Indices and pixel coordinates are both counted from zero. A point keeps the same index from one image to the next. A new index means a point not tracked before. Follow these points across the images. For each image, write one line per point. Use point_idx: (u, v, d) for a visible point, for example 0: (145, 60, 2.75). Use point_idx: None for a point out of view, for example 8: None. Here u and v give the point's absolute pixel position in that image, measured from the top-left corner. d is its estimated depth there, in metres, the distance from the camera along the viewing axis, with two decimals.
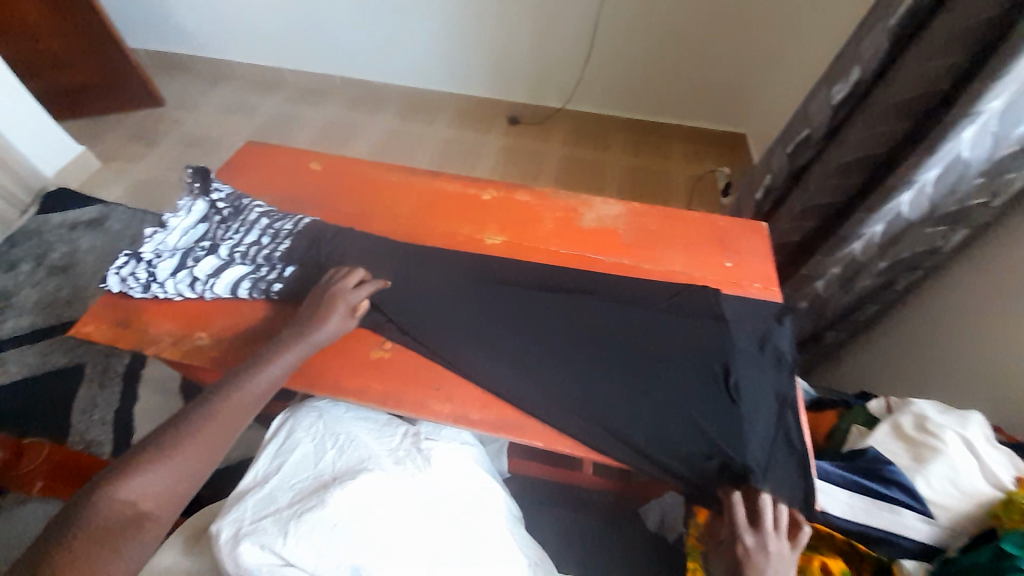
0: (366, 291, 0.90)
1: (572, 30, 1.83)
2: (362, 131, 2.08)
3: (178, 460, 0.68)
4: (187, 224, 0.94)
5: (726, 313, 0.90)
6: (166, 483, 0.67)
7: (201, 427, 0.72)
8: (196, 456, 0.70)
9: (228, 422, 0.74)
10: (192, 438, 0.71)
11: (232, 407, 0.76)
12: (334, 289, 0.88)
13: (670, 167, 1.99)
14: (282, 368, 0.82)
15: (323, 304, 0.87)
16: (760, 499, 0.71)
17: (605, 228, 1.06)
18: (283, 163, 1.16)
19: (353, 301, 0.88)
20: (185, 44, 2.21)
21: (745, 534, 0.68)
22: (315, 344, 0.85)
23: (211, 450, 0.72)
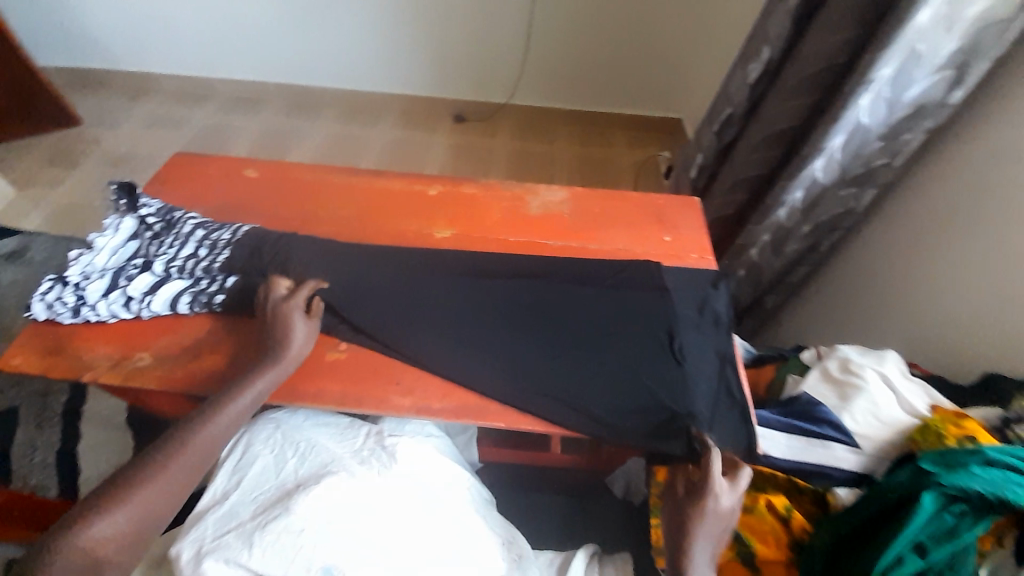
0: (304, 295, 0.86)
1: (509, 26, 1.92)
2: (302, 136, 2.06)
3: (142, 498, 0.64)
4: (116, 243, 0.91)
5: (668, 283, 0.93)
6: (129, 525, 0.62)
7: (167, 461, 0.68)
8: (161, 493, 0.66)
9: (197, 455, 0.70)
10: (158, 473, 0.67)
11: (203, 439, 0.71)
12: (282, 301, 0.85)
13: (615, 154, 2.07)
14: (263, 386, 0.78)
15: (281, 319, 0.83)
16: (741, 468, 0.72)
17: (551, 214, 1.07)
18: (217, 172, 1.11)
19: (302, 304, 0.85)
20: (104, 62, 2.14)
21: (719, 490, 0.70)
22: (295, 360, 0.82)
23: (178, 484, 0.67)
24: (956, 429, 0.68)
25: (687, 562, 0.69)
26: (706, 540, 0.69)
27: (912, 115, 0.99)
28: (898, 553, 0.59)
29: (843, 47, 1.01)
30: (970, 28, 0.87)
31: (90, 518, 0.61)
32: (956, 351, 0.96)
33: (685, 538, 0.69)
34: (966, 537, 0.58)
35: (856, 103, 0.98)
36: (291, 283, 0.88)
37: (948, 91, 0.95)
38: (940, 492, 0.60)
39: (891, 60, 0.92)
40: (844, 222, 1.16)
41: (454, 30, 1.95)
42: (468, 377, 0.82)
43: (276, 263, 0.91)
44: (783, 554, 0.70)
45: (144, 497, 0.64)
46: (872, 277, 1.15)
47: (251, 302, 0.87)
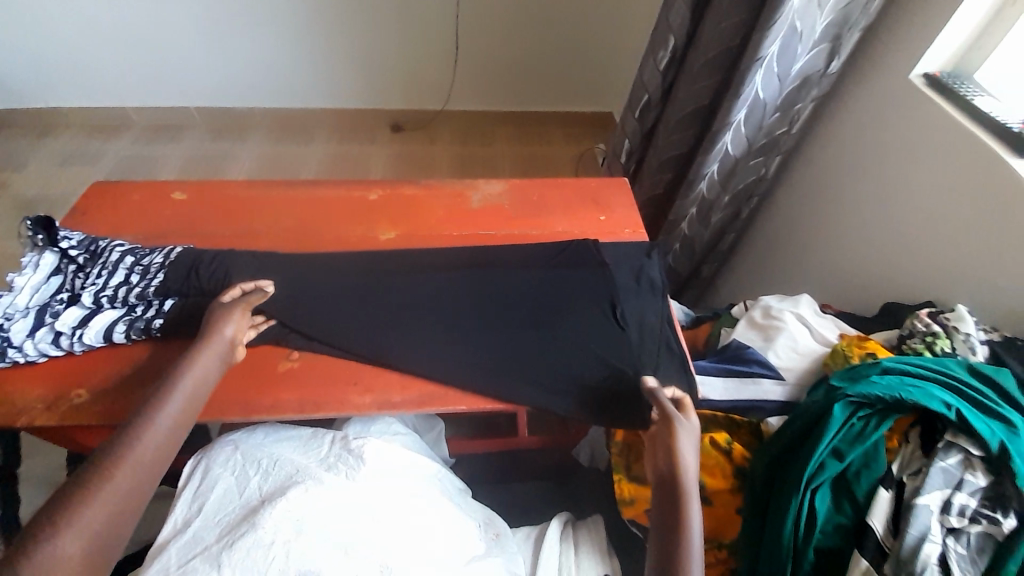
0: (230, 295, 0.86)
1: (435, 33, 1.96)
2: (235, 160, 2.00)
3: (85, 523, 0.62)
4: (37, 281, 0.86)
5: (606, 258, 0.99)
6: (79, 550, 0.60)
7: (106, 482, 0.65)
8: (110, 511, 0.64)
9: (136, 471, 0.67)
10: (101, 491, 0.64)
11: (145, 449, 0.69)
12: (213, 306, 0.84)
13: (553, 150, 2.16)
14: (200, 374, 0.77)
15: (217, 314, 0.83)
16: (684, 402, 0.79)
17: (491, 206, 1.11)
18: (142, 199, 1.07)
19: (242, 289, 0.87)
20: (2, 99, 2.00)
21: (688, 412, 0.77)
22: (226, 343, 0.81)
23: (125, 503, 0.65)
24: (859, 349, 0.79)
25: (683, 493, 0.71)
26: (691, 465, 0.73)
27: (800, 86, 1.11)
28: (820, 460, 0.68)
29: (736, 30, 1.12)
30: (837, 6, 0.99)
31: (35, 551, 0.58)
32: (860, 289, 1.09)
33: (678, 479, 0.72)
34: (872, 437, 0.67)
35: (752, 79, 1.08)
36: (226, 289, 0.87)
37: (827, 62, 1.07)
38: (847, 401, 0.69)
39: (776, 37, 1.02)
40: (757, 188, 1.28)
41: (381, 40, 1.96)
42: (423, 366, 0.85)
43: (216, 282, 0.90)
44: (727, 482, 0.78)
45: (88, 522, 0.62)
46: (788, 235, 1.28)
47: (192, 323, 0.85)
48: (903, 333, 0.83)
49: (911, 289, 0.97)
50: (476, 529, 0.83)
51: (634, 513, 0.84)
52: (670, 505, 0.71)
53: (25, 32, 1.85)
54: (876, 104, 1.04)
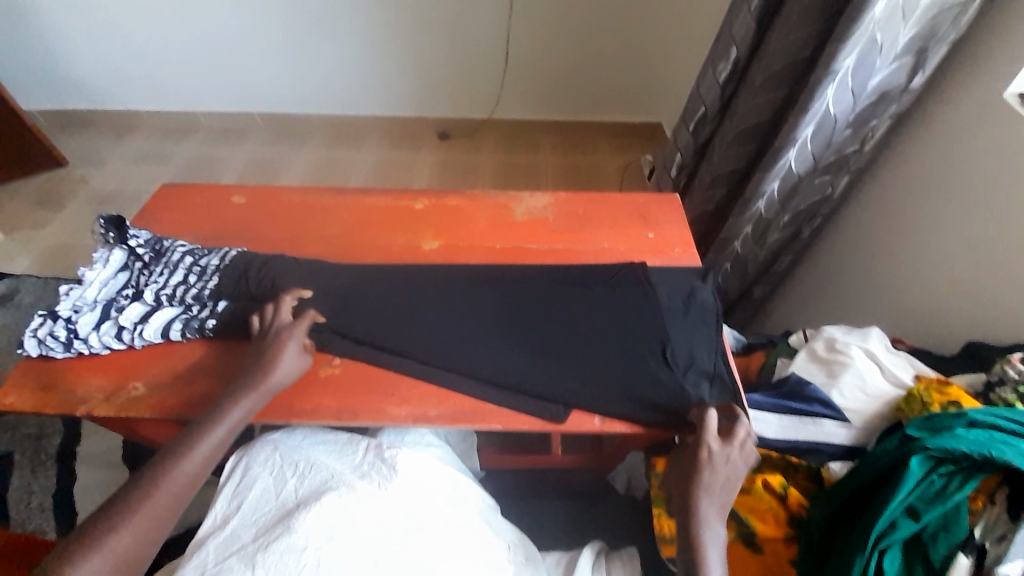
0: (305, 325, 0.87)
1: (486, 43, 1.97)
2: (291, 163, 2.11)
3: (118, 543, 0.65)
4: (106, 276, 0.93)
5: (650, 278, 0.97)
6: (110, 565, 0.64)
7: (141, 505, 0.68)
8: (142, 529, 0.67)
9: (181, 487, 0.72)
10: (139, 509, 0.68)
11: (180, 477, 0.72)
12: (282, 336, 0.85)
13: (598, 161, 2.13)
14: (229, 429, 0.77)
15: (270, 350, 0.84)
16: (707, 419, 0.77)
17: (535, 219, 1.10)
18: (204, 200, 1.13)
19: (301, 334, 0.86)
20: (87, 101, 2.17)
21: (706, 435, 0.76)
22: (271, 390, 0.82)
23: (162, 514, 0.69)
24: (938, 395, 0.76)
25: (698, 526, 0.73)
26: (709, 499, 0.74)
27: (876, 102, 1.02)
28: (890, 519, 0.64)
29: (808, 41, 1.05)
30: (924, 17, 0.91)
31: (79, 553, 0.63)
32: (933, 324, 1.00)
33: (694, 530, 0.72)
34: (954, 497, 0.63)
35: (822, 94, 1.01)
36: (289, 303, 0.89)
37: (909, 77, 0.99)
38: (926, 455, 0.65)
39: (852, 50, 0.95)
40: (821, 208, 1.20)
41: (435, 51, 2.00)
42: (463, 377, 0.86)
43: (276, 321, 0.87)
44: (781, 530, 0.77)
45: (119, 541, 0.65)
46: (850, 262, 1.19)
47: (241, 324, 0.89)
48: (991, 380, 0.77)
49: (995, 328, 0.89)
50: (505, 551, 0.79)
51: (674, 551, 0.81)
52: (685, 542, 0.72)
53: (112, 40, 2.00)
54: (963, 124, 0.95)
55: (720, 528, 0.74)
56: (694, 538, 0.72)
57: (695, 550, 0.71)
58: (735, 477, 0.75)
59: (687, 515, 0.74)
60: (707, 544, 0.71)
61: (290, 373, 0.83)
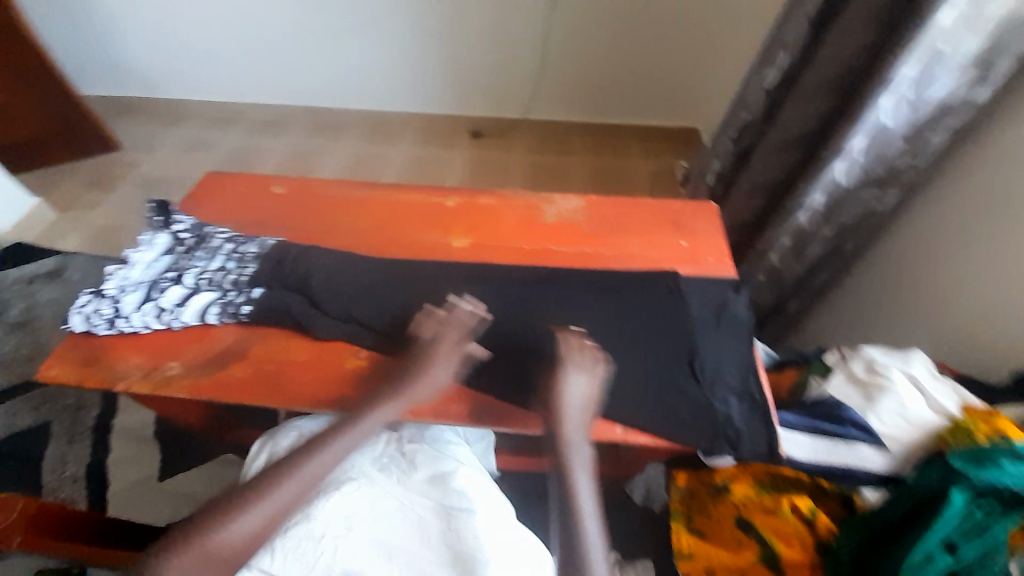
0: (460, 343, 0.87)
1: (524, 42, 1.97)
2: (327, 155, 2.16)
3: (250, 519, 0.69)
4: (151, 258, 0.96)
5: (681, 285, 0.95)
6: (237, 542, 0.68)
7: (273, 489, 0.72)
8: (273, 511, 0.71)
9: (311, 475, 0.75)
10: (273, 492, 0.72)
11: (313, 468, 0.76)
12: (435, 350, 0.85)
13: (629, 164, 2.10)
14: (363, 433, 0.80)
15: (424, 360, 0.85)
16: (565, 349, 0.83)
17: (566, 222, 1.09)
18: (246, 188, 1.16)
19: (457, 349, 0.86)
20: (141, 89, 2.27)
21: (564, 361, 0.81)
22: (416, 401, 0.83)
23: (290, 498, 0.73)
24: (986, 426, 0.73)
25: (564, 448, 0.76)
26: (571, 419, 0.78)
27: (935, 115, 0.97)
28: (927, 550, 0.64)
29: (863, 49, 1.01)
30: (996, 25, 0.86)
31: (215, 527, 0.67)
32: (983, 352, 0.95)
33: (559, 449, 0.76)
34: (997, 532, 0.63)
35: (876, 105, 0.96)
36: (446, 316, 0.89)
37: (973, 89, 0.93)
38: (970, 488, 0.65)
39: (914, 59, 0.90)
40: (867, 224, 1.14)
41: (474, 49, 2.00)
42: (486, 377, 0.86)
43: (435, 334, 0.87)
44: (807, 556, 0.73)
45: (246, 521, 0.69)
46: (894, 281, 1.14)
47: (276, 311, 0.92)
48: None
49: None
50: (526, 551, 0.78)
51: (691, 570, 0.80)
52: (557, 464, 0.76)
53: (166, 32, 2.07)
54: None
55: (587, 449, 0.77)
56: (562, 456, 0.76)
57: (564, 470, 0.75)
58: (591, 395, 0.80)
59: (555, 437, 0.77)
60: (573, 464, 0.75)
61: (433, 388, 0.84)
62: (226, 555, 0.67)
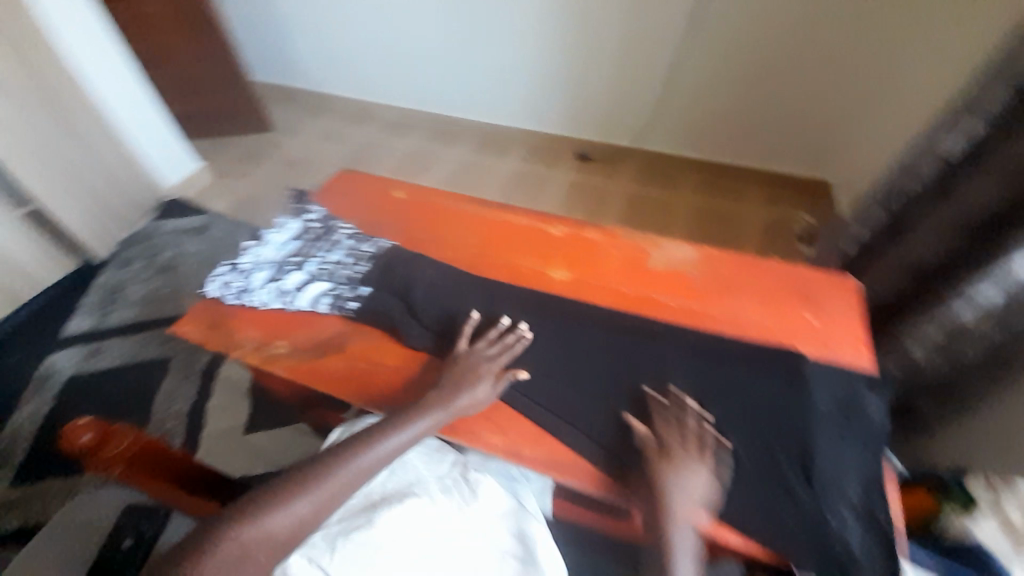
0: (502, 359, 0.88)
1: (652, 73, 1.94)
2: (439, 160, 2.29)
3: (300, 505, 0.69)
4: (282, 240, 1.07)
5: (807, 368, 0.84)
6: (284, 525, 0.67)
7: (323, 479, 0.73)
8: (318, 503, 0.71)
9: (357, 472, 0.75)
10: (321, 484, 0.72)
11: (360, 466, 0.76)
12: (477, 362, 0.88)
13: (743, 211, 2.01)
14: (409, 437, 0.80)
15: (466, 372, 0.86)
16: (658, 388, 0.83)
17: (676, 272, 1.02)
18: (371, 188, 1.25)
19: (498, 366, 0.88)
20: (298, 82, 2.59)
21: (657, 398, 0.82)
22: (460, 412, 0.84)
23: (336, 494, 0.73)
24: None
25: (667, 498, 0.71)
26: (679, 465, 0.73)
27: None
28: None
29: None
30: None
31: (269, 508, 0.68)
32: None
33: (661, 495, 0.71)
34: None
35: None
36: (493, 335, 0.91)
37: None
38: None
39: None
40: None
41: (601, 75, 2.01)
42: (562, 424, 0.83)
43: (478, 350, 0.89)
44: None
45: (298, 506, 0.69)
46: None
47: (380, 312, 0.97)
48: None
49: None
50: None
51: None
52: (653, 514, 0.71)
53: (326, 34, 2.32)
54: None
55: (697, 504, 0.71)
56: (663, 504, 0.70)
57: (662, 521, 0.69)
58: (694, 440, 0.76)
59: (654, 482, 0.72)
60: (675, 517, 0.69)
61: (474, 402, 0.85)
62: (276, 540, 0.66)
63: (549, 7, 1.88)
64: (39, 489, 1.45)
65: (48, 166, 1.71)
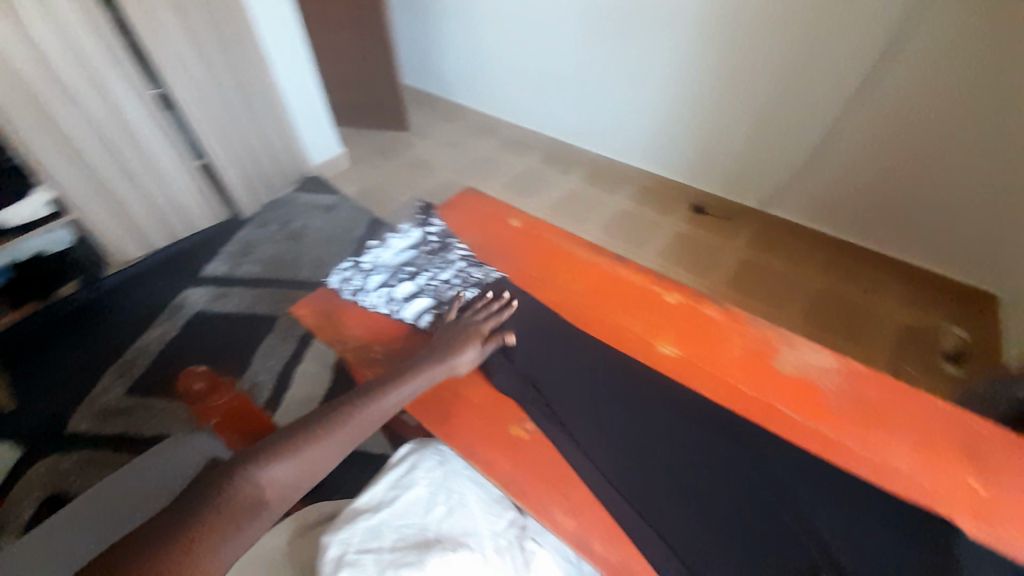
0: (489, 326, 0.96)
1: (795, 139, 1.80)
2: (550, 185, 2.31)
3: (304, 460, 0.75)
4: (401, 247, 1.15)
5: (963, 555, 0.69)
6: (291, 475, 0.73)
7: (322, 435, 0.78)
8: (316, 459, 0.76)
9: (355, 428, 0.80)
10: (318, 441, 0.77)
11: (357, 420, 0.81)
12: (469, 327, 0.95)
13: (880, 308, 1.76)
14: (406, 394, 0.86)
15: (460, 336, 0.93)
16: None
17: (807, 380, 0.88)
18: (490, 212, 1.27)
19: (485, 330, 0.95)
20: (440, 90, 2.78)
21: None
22: (455, 371, 0.91)
23: (332, 450, 0.78)
24: None
25: None
26: None
27: None
28: None
29: None
30: None
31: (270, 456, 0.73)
32: None
33: None
34: None
35: None
36: (480, 304, 1.00)
37: None
38: None
39: None
40: None
41: (737, 131, 1.91)
42: (639, 521, 0.75)
43: (468, 317, 0.97)
44: None
45: (304, 460, 0.75)
46: None
47: None
48: None
49: None
50: None
51: None
52: None
53: (474, 51, 2.46)
54: None
55: None
56: None
57: None
58: None
59: None
60: None
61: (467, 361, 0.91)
62: (276, 493, 0.72)
63: (697, 55, 1.82)
64: (148, 403, 1.65)
65: (223, 131, 1.99)
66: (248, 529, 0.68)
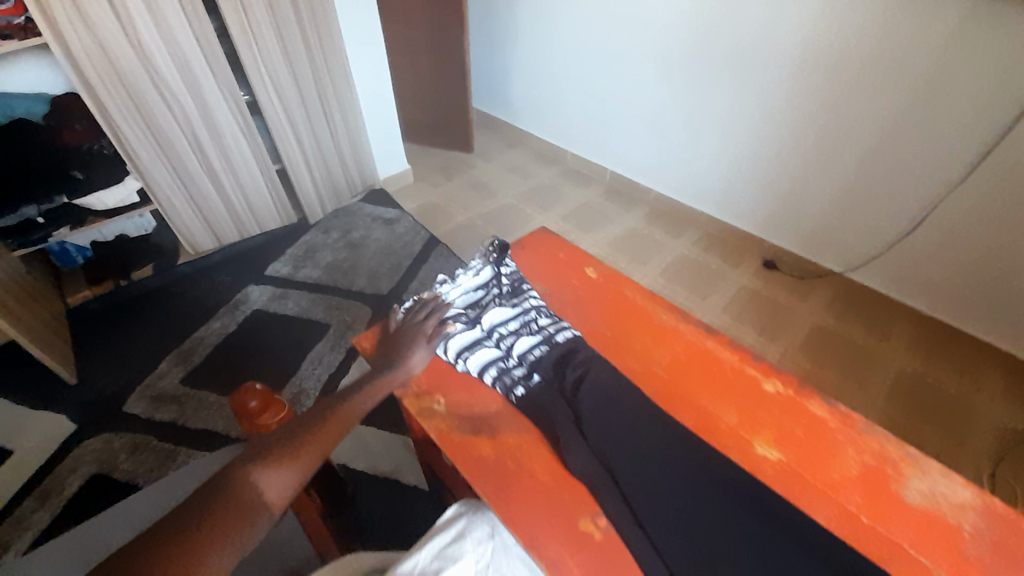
0: (432, 322, 0.98)
1: (897, 209, 1.62)
2: (609, 221, 2.24)
3: (302, 461, 0.70)
4: (470, 285, 1.08)
5: None
6: (291, 476, 0.68)
7: (314, 435, 0.74)
8: (311, 459, 0.71)
9: (339, 425, 0.77)
10: (309, 442, 0.72)
11: (340, 417, 0.78)
12: (415, 328, 0.98)
13: (979, 402, 1.53)
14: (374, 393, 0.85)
15: (409, 337, 0.97)
16: None
17: (939, 516, 0.75)
18: (566, 258, 1.20)
19: (430, 329, 0.98)
20: (507, 116, 2.81)
21: None
22: (410, 370, 0.93)
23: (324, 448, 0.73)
24: None
25: None
26: None
27: None
28: None
29: None
30: None
31: (254, 467, 0.66)
32: None
33: None
34: None
35: None
36: (419, 309, 1.02)
37: None
38: None
39: None
40: None
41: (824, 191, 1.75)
42: None
43: (412, 320, 1.00)
44: None
45: (303, 462, 0.70)
46: None
47: (544, 410, 0.89)
48: None
49: None
50: None
51: None
52: None
53: (546, 81, 2.46)
54: None
55: None
56: None
57: None
58: None
59: None
60: None
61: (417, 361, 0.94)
62: (275, 499, 0.65)
63: (788, 108, 1.70)
64: (199, 395, 1.67)
65: (300, 140, 2.04)
66: (251, 537, 0.61)
